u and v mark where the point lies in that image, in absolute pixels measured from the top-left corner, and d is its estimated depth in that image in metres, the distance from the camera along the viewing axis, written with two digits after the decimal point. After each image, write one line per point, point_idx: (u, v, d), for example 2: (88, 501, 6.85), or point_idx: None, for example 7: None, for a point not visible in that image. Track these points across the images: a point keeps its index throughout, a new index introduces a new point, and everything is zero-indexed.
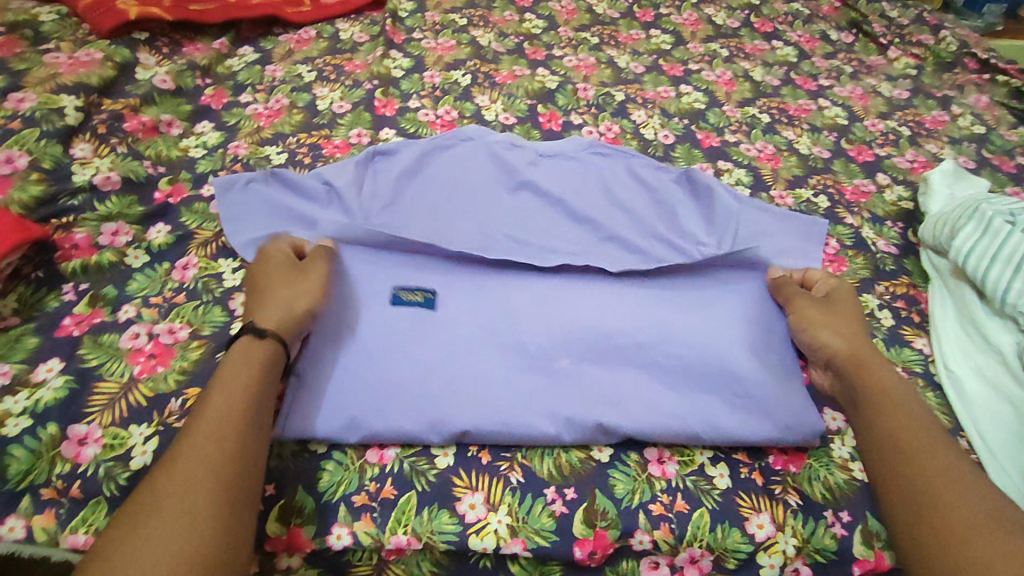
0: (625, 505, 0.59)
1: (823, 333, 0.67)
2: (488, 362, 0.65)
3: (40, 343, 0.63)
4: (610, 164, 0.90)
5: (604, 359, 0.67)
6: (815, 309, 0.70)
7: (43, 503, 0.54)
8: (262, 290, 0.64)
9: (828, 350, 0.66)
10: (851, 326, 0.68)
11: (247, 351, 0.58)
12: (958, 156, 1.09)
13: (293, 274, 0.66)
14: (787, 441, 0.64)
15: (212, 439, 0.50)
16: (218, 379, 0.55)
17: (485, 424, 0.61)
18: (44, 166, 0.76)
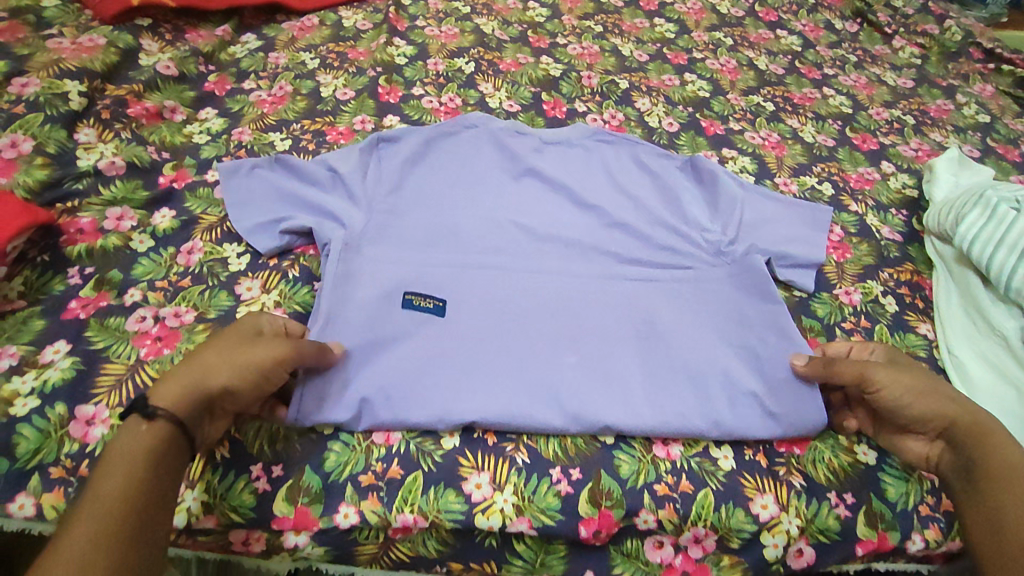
0: (630, 485, 0.60)
1: (931, 404, 0.59)
2: (495, 351, 0.65)
3: (46, 326, 0.63)
4: (615, 152, 0.90)
5: (609, 348, 0.67)
6: (909, 375, 0.60)
7: (52, 482, 0.54)
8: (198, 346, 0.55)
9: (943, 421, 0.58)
10: (942, 389, 0.60)
11: (131, 436, 0.48)
12: (963, 145, 1.09)
13: (239, 340, 0.55)
14: (792, 425, 0.64)
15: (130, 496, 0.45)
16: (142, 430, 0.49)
17: (494, 410, 0.61)
18: (49, 150, 0.76)
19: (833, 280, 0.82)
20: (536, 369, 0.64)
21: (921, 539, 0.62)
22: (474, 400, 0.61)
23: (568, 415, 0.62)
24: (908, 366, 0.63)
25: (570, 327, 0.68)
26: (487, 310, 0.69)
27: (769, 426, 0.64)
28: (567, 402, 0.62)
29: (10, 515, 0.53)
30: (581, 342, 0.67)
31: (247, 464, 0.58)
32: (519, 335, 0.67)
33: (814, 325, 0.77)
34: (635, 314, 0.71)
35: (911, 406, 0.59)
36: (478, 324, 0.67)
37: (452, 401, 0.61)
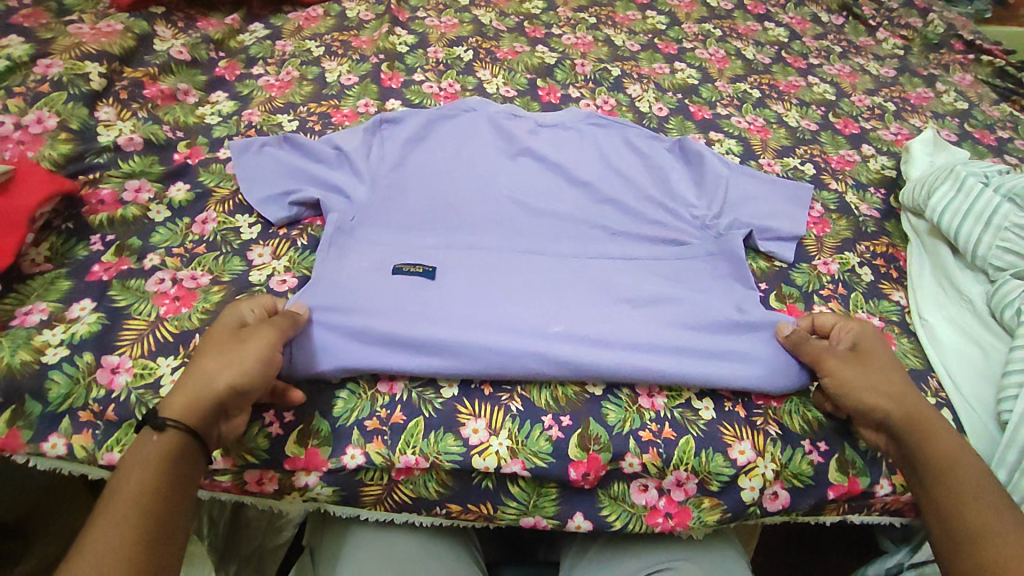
0: (616, 431, 0.64)
1: (876, 400, 0.62)
2: (488, 309, 0.68)
3: (72, 286, 0.68)
4: (607, 134, 0.95)
5: (598, 313, 0.70)
6: (860, 368, 0.64)
7: (81, 424, 0.59)
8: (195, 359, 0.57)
9: (887, 413, 0.61)
10: (895, 384, 0.63)
11: (145, 446, 0.52)
12: (942, 130, 1.13)
13: (232, 342, 0.58)
14: (772, 386, 0.67)
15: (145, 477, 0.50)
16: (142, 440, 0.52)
17: (487, 359, 0.65)
18: (72, 127, 0.80)
19: (812, 252, 0.86)
20: (528, 334, 0.67)
21: (890, 484, 0.66)
22: (467, 350, 0.65)
23: (559, 369, 0.65)
24: (867, 357, 0.66)
25: (562, 296, 0.71)
26: (482, 275, 0.73)
27: (751, 379, 0.67)
28: (558, 358, 0.65)
29: (43, 453, 0.57)
30: (570, 311, 0.70)
31: (259, 411, 0.62)
32: (511, 299, 0.70)
33: (793, 293, 0.81)
34: (625, 286, 0.74)
35: (852, 399, 0.63)
36: (471, 285, 0.71)
37: (445, 352, 0.65)
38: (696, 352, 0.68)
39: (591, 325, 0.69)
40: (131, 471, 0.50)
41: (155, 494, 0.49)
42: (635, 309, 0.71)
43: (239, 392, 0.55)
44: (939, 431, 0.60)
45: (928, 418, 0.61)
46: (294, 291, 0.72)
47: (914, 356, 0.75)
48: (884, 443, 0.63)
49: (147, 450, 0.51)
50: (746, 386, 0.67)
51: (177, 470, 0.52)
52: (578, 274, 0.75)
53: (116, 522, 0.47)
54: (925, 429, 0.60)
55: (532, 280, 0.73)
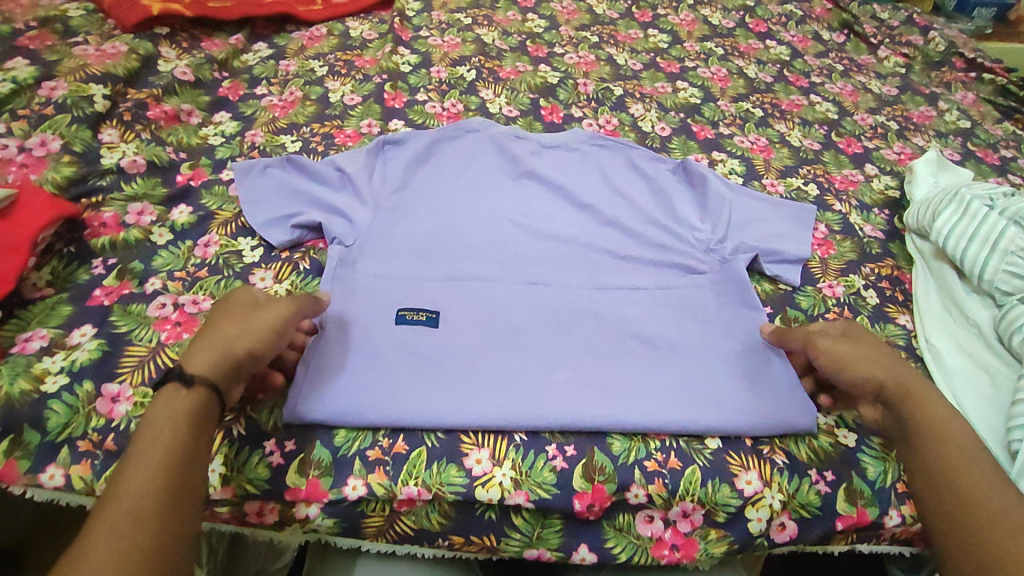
0: (621, 461, 0.63)
1: (866, 367, 0.64)
2: (492, 359, 0.69)
3: (73, 311, 0.68)
4: (610, 155, 0.95)
5: (598, 352, 0.71)
6: (852, 345, 0.65)
7: (80, 454, 0.58)
8: (204, 325, 0.58)
9: (880, 379, 0.63)
10: (882, 354, 0.65)
11: (172, 400, 0.52)
12: (945, 149, 1.13)
13: (240, 310, 0.59)
14: (775, 429, 0.66)
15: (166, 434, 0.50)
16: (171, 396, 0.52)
17: (488, 412, 0.64)
18: (75, 149, 0.80)
19: (817, 274, 0.86)
20: (528, 379, 0.67)
21: (898, 515, 0.65)
22: (472, 402, 0.64)
23: (560, 405, 0.65)
24: (851, 329, 0.68)
25: (563, 335, 0.72)
26: (486, 322, 0.72)
27: (754, 421, 0.66)
28: (559, 407, 0.65)
29: (40, 484, 0.57)
30: (574, 357, 0.70)
31: (261, 441, 0.62)
32: (515, 349, 0.70)
33: (798, 316, 0.80)
34: (627, 322, 0.74)
35: (847, 371, 0.64)
36: (474, 333, 0.71)
37: (447, 405, 0.64)
38: (697, 389, 0.68)
39: (592, 364, 0.70)
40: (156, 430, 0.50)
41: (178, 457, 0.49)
42: (636, 345, 0.72)
43: (254, 356, 0.57)
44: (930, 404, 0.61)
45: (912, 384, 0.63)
46: None
47: None
48: (882, 418, 0.63)
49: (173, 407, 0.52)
50: (750, 430, 0.66)
51: (199, 435, 0.52)
52: (580, 308, 0.75)
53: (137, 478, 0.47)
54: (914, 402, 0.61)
55: (539, 316, 0.74)
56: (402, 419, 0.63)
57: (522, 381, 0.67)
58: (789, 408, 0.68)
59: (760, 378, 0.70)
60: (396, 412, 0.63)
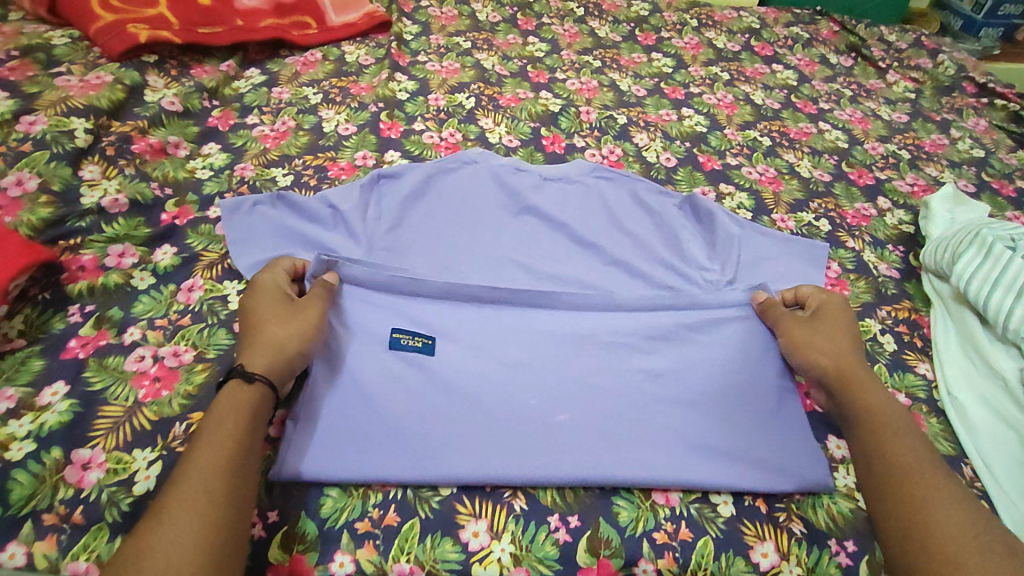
0: (628, 533, 0.59)
1: (818, 352, 0.68)
2: (490, 396, 0.66)
3: (45, 365, 0.63)
4: (614, 189, 0.91)
5: (604, 403, 0.67)
6: (814, 333, 0.70)
7: (44, 529, 0.53)
8: (254, 327, 0.63)
9: (828, 362, 0.67)
10: (839, 343, 0.69)
11: (236, 393, 0.56)
12: (959, 180, 1.10)
13: (289, 310, 0.65)
14: (791, 485, 0.63)
15: (243, 410, 0.55)
16: (233, 386, 0.57)
17: (487, 466, 0.60)
18: (54, 189, 0.77)
19: None
20: (529, 429, 0.64)
21: None
22: (469, 454, 0.61)
23: (562, 464, 0.62)
24: (841, 314, 0.73)
25: (565, 379, 0.68)
26: (481, 355, 0.69)
27: (768, 477, 0.63)
28: (562, 460, 0.62)
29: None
30: (573, 398, 0.67)
31: None
32: (512, 386, 0.67)
33: None
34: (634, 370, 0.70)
35: (802, 354, 0.69)
36: (471, 365, 0.68)
37: (445, 446, 0.61)
38: (706, 446, 0.65)
39: (596, 416, 0.66)
40: (212, 429, 0.53)
41: (240, 459, 0.52)
42: (644, 393, 0.68)
43: (305, 354, 0.63)
44: (897, 427, 0.61)
45: (865, 382, 0.65)
46: None
47: (945, 441, 0.71)
48: (829, 403, 0.68)
49: (228, 404, 0.56)
50: (764, 488, 0.63)
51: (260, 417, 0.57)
52: (581, 342, 0.72)
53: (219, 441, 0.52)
54: (875, 423, 0.61)
55: (539, 348, 0.71)
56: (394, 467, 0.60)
57: (522, 420, 0.64)
58: (801, 465, 0.64)
59: (771, 432, 0.67)
60: (389, 454, 0.60)
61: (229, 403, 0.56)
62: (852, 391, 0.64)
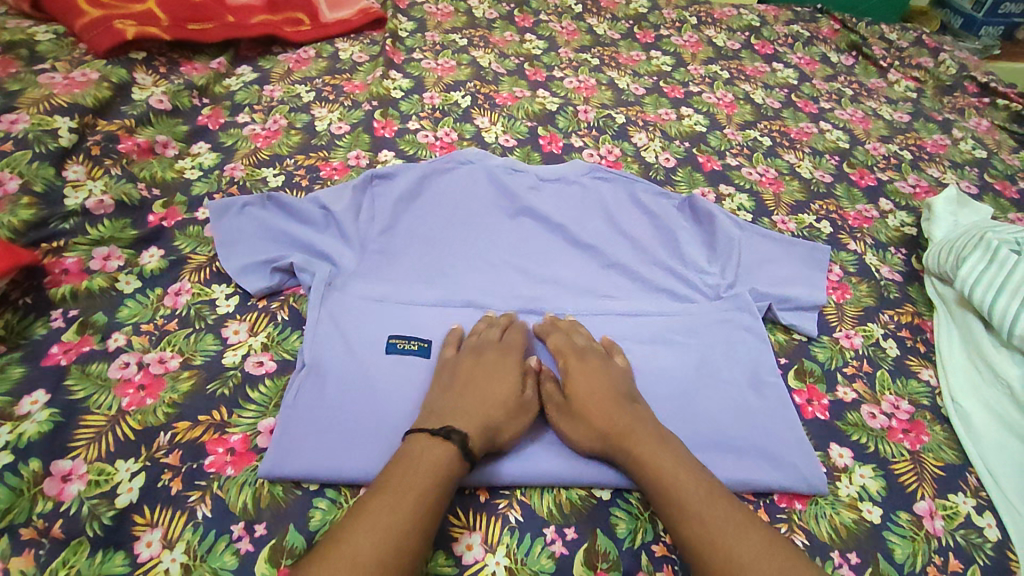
0: (627, 546, 0.58)
1: (576, 423, 0.63)
2: None
3: (25, 373, 0.61)
4: (613, 190, 0.89)
5: None
6: (572, 390, 0.65)
7: (22, 544, 0.51)
8: (480, 407, 0.61)
9: (591, 435, 0.61)
10: (597, 390, 0.64)
11: (441, 455, 0.55)
12: (961, 181, 1.08)
13: (514, 407, 0.63)
14: (790, 484, 0.63)
15: (449, 457, 0.55)
16: (450, 457, 0.55)
17: (483, 464, 0.60)
18: (36, 190, 0.75)
19: (834, 323, 0.80)
20: (526, 429, 0.64)
21: None
22: None
23: (559, 469, 0.61)
24: (585, 352, 0.68)
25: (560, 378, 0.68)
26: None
27: (766, 477, 0.63)
28: (557, 459, 0.62)
29: None
30: None
31: (228, 523, 0.55)
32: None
33: (815, 370, 0.75)
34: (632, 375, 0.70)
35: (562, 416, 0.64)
36: None
37: None
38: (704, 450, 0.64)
39: None
40: (404, 471, 0.53)
41: (437, 495, 0.53)
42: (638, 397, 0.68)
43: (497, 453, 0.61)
44: (693, 493, 0.55)
45: (637, 436, 0.60)
46: (272, 376, 0.66)
47: (950, 449, 0.69)
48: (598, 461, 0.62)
49: (425, 455, 0.55)
50: (761, 488, 0.62)
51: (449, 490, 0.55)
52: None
53: (427, 472, 0.54)
54: (652, 478, 0.57)
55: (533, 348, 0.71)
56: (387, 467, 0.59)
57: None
58: (798, 465, 0.64)
59: (768, 434, 0.66)
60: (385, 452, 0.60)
61: (436, 458, 0.55)
62: (633, 459, 0.59)
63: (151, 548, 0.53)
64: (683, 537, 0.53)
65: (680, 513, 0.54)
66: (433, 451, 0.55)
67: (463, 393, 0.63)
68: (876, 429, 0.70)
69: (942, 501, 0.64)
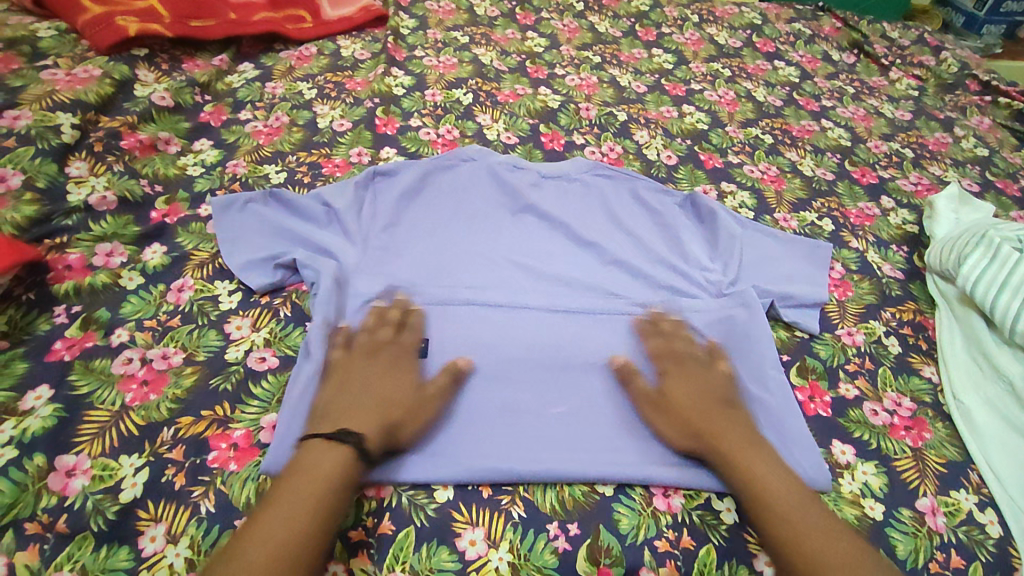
0: (629, 542, 0.58)
1: (670, 421, 0.64)
2: (487, 392, 0.66)
3: (29, 368, 0.61)
4: (614, 187, 0.89)
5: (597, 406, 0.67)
6: (669, 386, 0.66)
7: (27, 538, 0.52)
8: (370, 403, 0.59)
9: (683, 433, 0.63)
10: (696, 392, 0.65)
11: (334, 456, 0.54)
12: (963, 179, 1.08)
13: (410, 400, 0.62)
14: None
15: (341, 458, 0.54)
16: (344, 459, 0.54)
17: (484, 461, 0.61)
18: (39, 186, 0.75)
19: (835, 320, 0.80)
20: (525, 426, 0.64)
21: None
22: (466, 449, 0.61)
23: (560, 465, 0.61)
24: (680, 353, 0.69)
25: (560, 376, 0.69)
26: (472, 353, 0.69)
27: None
28: (558, 456, 0.62)
29: None
30: (569, 387, 0.68)
31: (231, 517, 0.55)
32: (508, 380, 0.68)
33: (817, 366, 0.75)
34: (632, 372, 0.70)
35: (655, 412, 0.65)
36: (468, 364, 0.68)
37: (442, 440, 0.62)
38: None
39: (594, 415, 0.66)
40: (299, 480, 0.52)
41: (328, 499, 0.52)
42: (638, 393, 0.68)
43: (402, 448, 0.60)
44: (784, 497, 0.56)
45: (729, 437, 0.61)
46: (274, 372, 0.66)
47: (952, 446, 0.70)
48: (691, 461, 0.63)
49: (321, 461, 0.54)
50: None
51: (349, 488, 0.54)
52: (578, 337, 0.72)
53: (312, 478, 0.52)
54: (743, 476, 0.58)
55: (534, 344, 0.71)
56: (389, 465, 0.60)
57: (523, 415, 0.65)
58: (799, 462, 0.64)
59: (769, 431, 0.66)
60: None
61: (327, 461, 0.54)
62: (724, 460, 0.60)
63: (155, 543, 0.53)
64: (773, 536, 0.55)
65: (776, 516, 0.55)
66: (321, 454, 0.54)
67: (351, 391, 0.61)
68: (878, 426, 0.70)
69: (944, 498, 0.65)
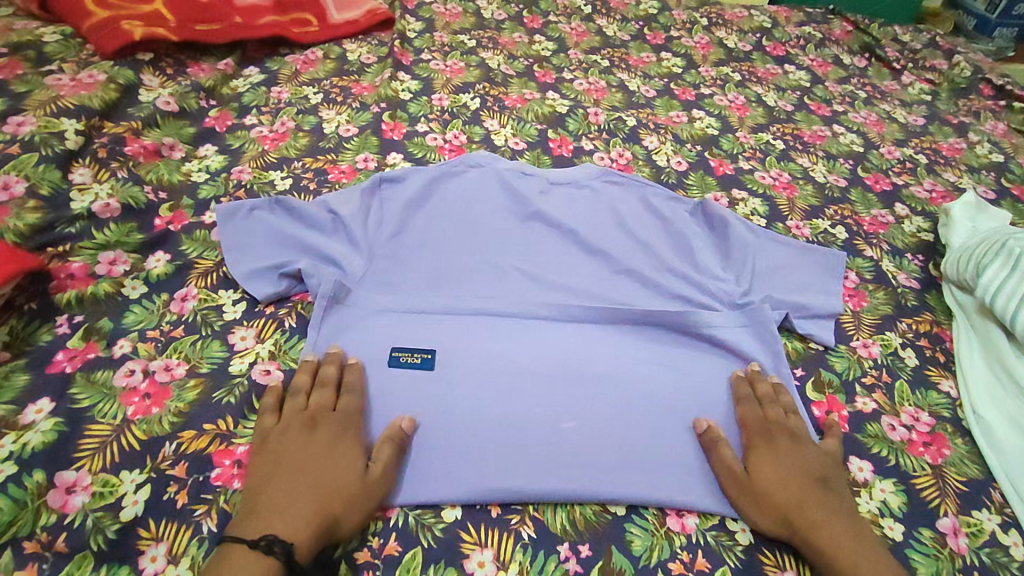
0: (642, 564, 0.56)
1: (756, 501, 0.59)
2: (496, 407, 0.65)
3: (30, 381, 0.60)
4: (624, 195, 0.88)
5: (606, 423, 0.65)
6: (762, 461, 0.61)
7: (25, 558, 0.50)
8: (303, 488, 0.54)
9: (777, 518, 0.58)
10: (793, 469, 0.60)
11: (254, 562, 0.48)
12: (978, 185, 1.07)
13: (352, 481, 0.56)
14: None
15: (262, 562, 0.49)
16: (264, 564, 0.48)
17: (493, 479, 0.60)
18: (42, 193, 0.74)
19: (851, 332, 0.78)
20: (535, 442, 0.63)
21: None
22: (474, 468, 0.60)
23: (571, 484, 0.60)
24: (775, 423, 0.65)
25: (570, 391, 0.67)
26: (479, 367, 0.68)
27: None
28: (568, 474, 0.61)
29: None
30: (580, 402, 0.67)
31: None
32: (517, 394, 0.66)
33: (833, 380, 0.73)
34: (643, 388, 0.69)
35: (737, 488, 0.60)
36: (477, 379, 0.67)
37: (451, 458, 0.61)
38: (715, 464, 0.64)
39: (604, 431, 0.65)
40: None
41: None
42: (649, 409, 0.67)
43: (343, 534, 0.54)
44: None
45: (827, 527, 0.56)
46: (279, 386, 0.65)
47: (973, 463, 0.68)
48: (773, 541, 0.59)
49: (240, 570, 0.48)
50: None
51: None
52: (588, 350, 0.71)
53: None
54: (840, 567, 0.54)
55: (543, 358, 0.70)
56: (398, 489, 0.59)
57: (532, 432, 0.64)
58: None
59: None
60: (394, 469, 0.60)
61: (247, 569, 0.48)
62: (819, 548, 0.55)
63: (156, 563, 0.52)
64: None
65: None
66: (238, 561, 0.48)
67: (282, 474, 0.55)
68: (896, 442, 0.68)
69: (966, 518, 0.63)
